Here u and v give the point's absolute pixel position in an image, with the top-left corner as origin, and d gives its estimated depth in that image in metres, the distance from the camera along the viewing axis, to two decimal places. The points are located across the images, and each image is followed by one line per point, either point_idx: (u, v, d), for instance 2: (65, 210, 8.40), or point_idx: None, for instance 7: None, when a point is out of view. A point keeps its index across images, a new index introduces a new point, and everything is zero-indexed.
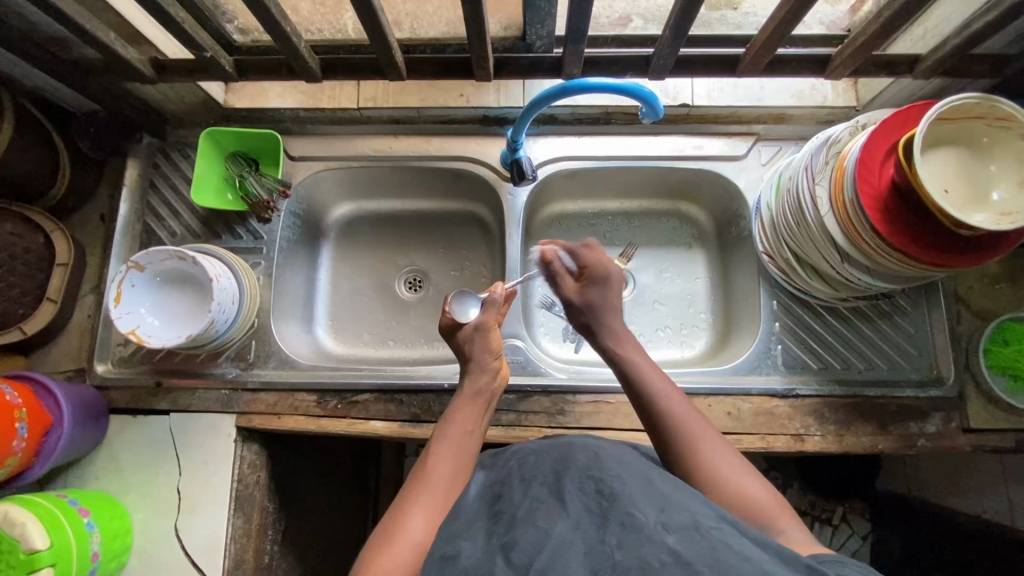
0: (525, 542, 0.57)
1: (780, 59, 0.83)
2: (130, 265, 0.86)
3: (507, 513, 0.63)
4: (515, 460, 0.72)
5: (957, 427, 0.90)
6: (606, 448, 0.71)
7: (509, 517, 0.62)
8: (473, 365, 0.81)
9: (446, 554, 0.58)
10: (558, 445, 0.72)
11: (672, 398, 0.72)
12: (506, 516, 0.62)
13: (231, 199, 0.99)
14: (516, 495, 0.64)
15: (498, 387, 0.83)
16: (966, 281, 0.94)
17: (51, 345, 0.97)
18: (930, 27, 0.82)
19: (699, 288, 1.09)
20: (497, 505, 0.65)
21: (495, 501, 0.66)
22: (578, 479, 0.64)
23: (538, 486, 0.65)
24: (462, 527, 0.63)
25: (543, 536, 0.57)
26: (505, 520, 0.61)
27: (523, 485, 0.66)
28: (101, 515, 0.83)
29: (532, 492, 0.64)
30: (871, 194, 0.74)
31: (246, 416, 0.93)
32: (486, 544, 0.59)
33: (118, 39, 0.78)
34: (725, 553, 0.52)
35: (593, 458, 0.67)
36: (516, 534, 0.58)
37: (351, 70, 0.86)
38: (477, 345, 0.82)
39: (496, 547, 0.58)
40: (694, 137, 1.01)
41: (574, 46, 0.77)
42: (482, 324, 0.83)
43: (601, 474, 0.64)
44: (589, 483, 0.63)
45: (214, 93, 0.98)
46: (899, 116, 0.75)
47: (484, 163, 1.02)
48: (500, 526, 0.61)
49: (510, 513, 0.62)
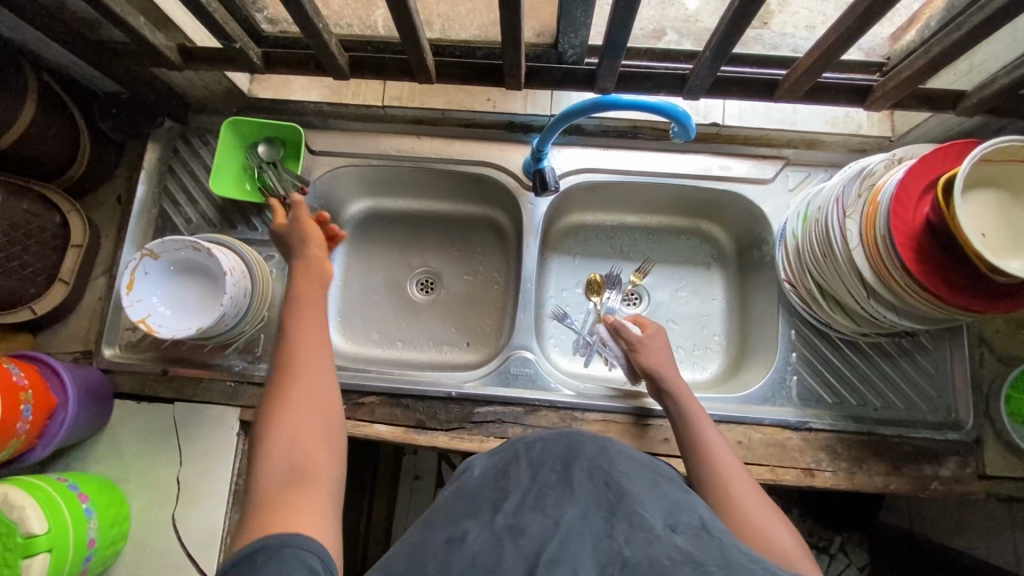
0: (533, 530, 0.57)
1: (820, 86, 0.81)
2: (144, 252, 0.85)
3: (513, 494, 0.63)
4: (524, 443, 0.72)
5: (971, 473, 0.88)
6: (617, 443, 0.71)
7: (516, 502, 0.62)
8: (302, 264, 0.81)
9: (454, 537, 0.58)
10: (567, 433, 0.72)
11: (713, 445, 0.75)
12: (513, 496, 0.63)
13: (249, 190, 0.97)
14: (524, 478, 0.65)
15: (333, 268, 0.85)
16: (992, 324, 0.92)
17: (60, 325, 0.96)
18: (976, 63, 0.80)
19: (714, 310, 1.07)
20: (503, 483, 0.66)
21: (501, 479, 0.67)
22: (587, 469, 0.64)
23: (547, 473, 0.65)
24: (466, 508, 0.63)
25: (551, 526, 0.57)
26: (513, 503, 0.61)
27: (531, 470, 0.66)
28: (100, 501, 0.83)
29: (540, 480, 0.64)
30: (904, 233, 0.72)
31: (250, 411, 0.92)
32: (492, 525, 0.59)
33: (147, 24, 0.77)
34: (735, 553, 0.52)
35: (602, 451, 0.68)
36: (524, 520, 0.58)
37: (379, 69, 0.84)
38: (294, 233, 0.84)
39: (503, 529, 0.58)
40: (722, 157, 0.99)
41: (609, 60, 0.76)
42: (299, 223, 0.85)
43: (610, 469, 0.65)
44: (598, 475, 0.64)
45: (239, 83, 0.96)
46: (939, 152, 0.73)
47: (506, 169, 1.01)
48: (508, 505, 0.61)
49: (518, 496, 0.62)
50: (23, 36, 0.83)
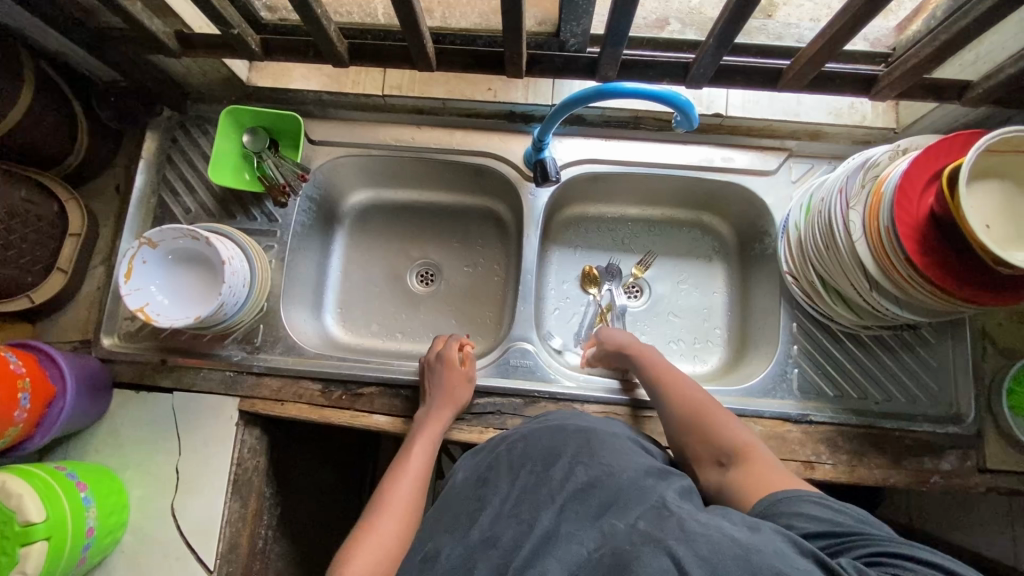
0: (506, 538, 0.59)
1: (824, 76, 0.80)
2: (143, 241, 0.85)
3: (492, 502, 0.64)
4: (505, 445, 0.73)
5: (972, 466, 0.88)
6: (599, 433, 0.71)
7: (494, 511, 0.63)
8: (439, 402, 0.85)
9: (427, 556, 0.61)
10: (549, 430, 0.72)
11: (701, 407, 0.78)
12: (491, 505, 0.64)
13: (248, 180, 0.96)
14: (500, 482, 0.67)
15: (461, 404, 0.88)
16: (994, 318, 0.91)
17: (59, 314, 0.96)
18: (983, 52, 0.79)
19: (716, 302, 1.06)
20: (482, 489, 0.67)
21: (480, 485, 0.68)
22: (560, 465, 0.65)
23: (527, 474, 0.66)
24: (448, 520, 0.66)
25: (522, 531, 0.59)
26: (489, 514, 0.63)
27: (510, 474, 0.67)
28: (98, 490, 0.83)
29: (518, 483, 0.65)
30: (908, 223, 0.71)
31: (249, 400, 0.92)
32: (468, 537, 0.61)
33: (144, 10, 0.76)
34: (694, 525, 0.52)
35: (583, 445, 0.68)
36: (497, 530, 0.60)
37: (378, 56, 0.83)
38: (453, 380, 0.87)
39: (478, 543, 0.60)
40: (724, 148, 0.99)
41: (612, 48, 0.75)
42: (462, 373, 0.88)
43: (584, 460, 0.65)
44: (570, 467, 0.64)
45: (237, 70, 0.95)
46: (944, 143, 0.72)
47: (507, 160, 1.00)
48: (484, 515, 0.63)
49: (495, 505, 0.64)
50: (19, 22, 0.82)
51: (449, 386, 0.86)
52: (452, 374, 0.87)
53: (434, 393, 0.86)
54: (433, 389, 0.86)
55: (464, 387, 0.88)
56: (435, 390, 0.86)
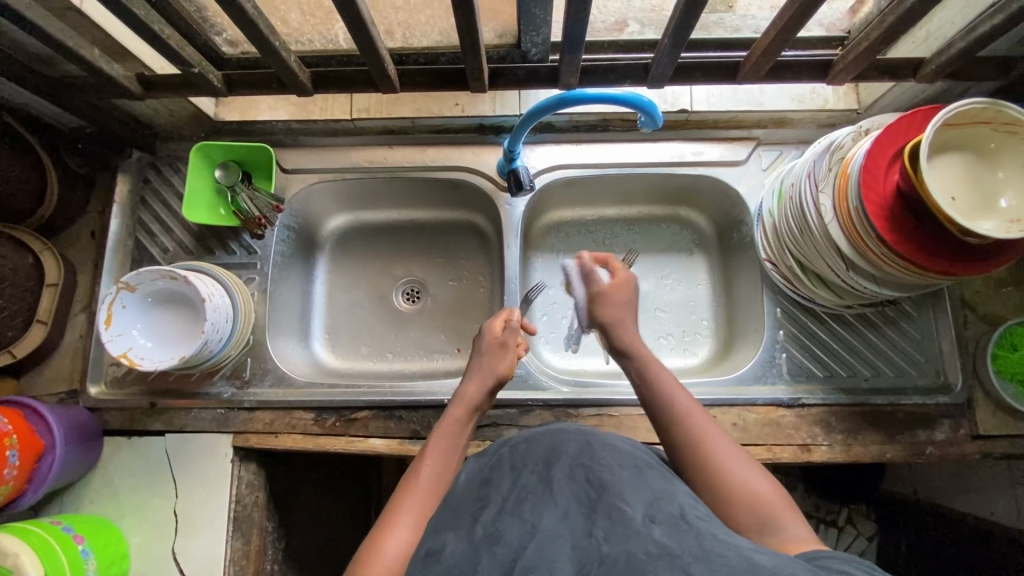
0: (511, 536, 0.57)
1: (782, 64, 0.81)
2: (120, 286, 0.84)
3: (494, 501, 0.64)
4: (508, 447, 0.72)
5: (965, 434, 0.88)
6: (600, 436, 0.71)
7: (496, 508, 0.63)
8: (476, 374, 0.81)
9: (431, 550, 0.58)
10: (548, 433, 0.73)
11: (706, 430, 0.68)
12: (493, 502, 0.64)
13: (223, 215, 0.97)
14: (506, 484, 0.66)
15: (499, 383, 0.81)
16: (972, 286, 0.92)
17: (43, 366, 0.95)
18: (933, 29, 0.80)
19: (700, 294, 1.07)
20: (485, 491, 0.66)
21: (484, 487, 0.67)
22: (567, 467, 0.65)
23: (528, 475, 0.66)
24: (450, 518, 0.64)
25: (529, 531, 0.58)
26: (493, 509, 0.62)
27: (513, 473, 0.67)
28: (96, 541, 0.82)
29: (520, 482, 0.65)
30: (874, 200, 0.72)
31: (242, 436, 0.91)
32: (470, 533, 0.60)
33: (102, 55, 0.77)
34: (712, 543, 0.51)
35: (583, 446, 0.68)
36: (502, 527, 0.59)
37: (342, 83, 0.84)
38: (494, 360, 0.81)
39: (481, 537, 0.59)
40: (694, 142, 1.00)
41: (570, 55, 0.76)
42: (504, 344, 0.83)
43: (591, 464, 0.65)
44: (579, 471, 0.64)
45: (204, 106, 0.96)
46: (903, 120, 0.73)
47: (480, 172, 1.01)
48: (486, 513, 0.62)
49: (497, 503, 0.63)
50: None
51: (491, 357, 0.82)
52: (493, 343, 0.83)
53: (474, 366, 0.82)
54: (474, 361, 0.82)
55: (506, 361, 0.82)
56: (475, 362, 0.82)
